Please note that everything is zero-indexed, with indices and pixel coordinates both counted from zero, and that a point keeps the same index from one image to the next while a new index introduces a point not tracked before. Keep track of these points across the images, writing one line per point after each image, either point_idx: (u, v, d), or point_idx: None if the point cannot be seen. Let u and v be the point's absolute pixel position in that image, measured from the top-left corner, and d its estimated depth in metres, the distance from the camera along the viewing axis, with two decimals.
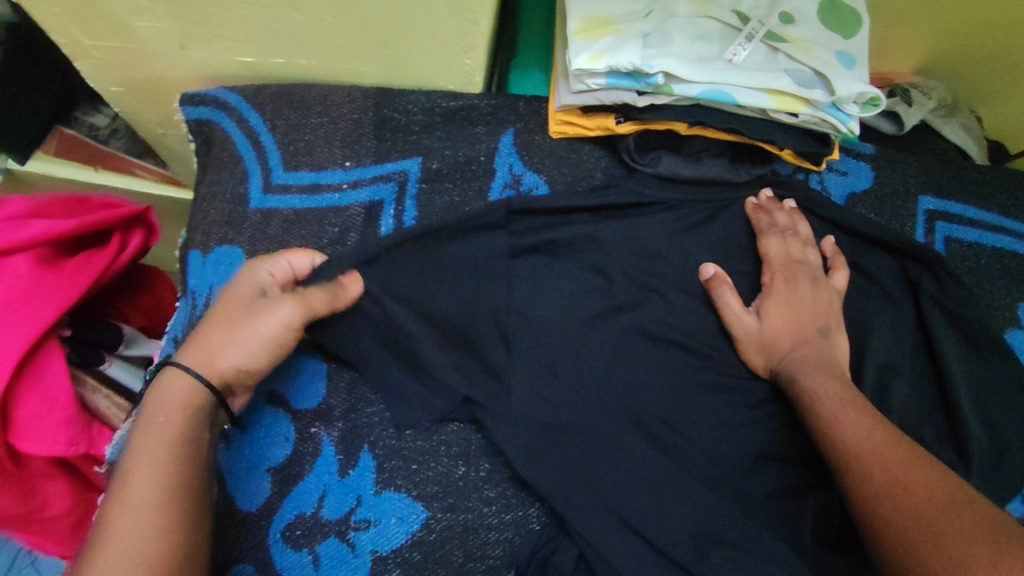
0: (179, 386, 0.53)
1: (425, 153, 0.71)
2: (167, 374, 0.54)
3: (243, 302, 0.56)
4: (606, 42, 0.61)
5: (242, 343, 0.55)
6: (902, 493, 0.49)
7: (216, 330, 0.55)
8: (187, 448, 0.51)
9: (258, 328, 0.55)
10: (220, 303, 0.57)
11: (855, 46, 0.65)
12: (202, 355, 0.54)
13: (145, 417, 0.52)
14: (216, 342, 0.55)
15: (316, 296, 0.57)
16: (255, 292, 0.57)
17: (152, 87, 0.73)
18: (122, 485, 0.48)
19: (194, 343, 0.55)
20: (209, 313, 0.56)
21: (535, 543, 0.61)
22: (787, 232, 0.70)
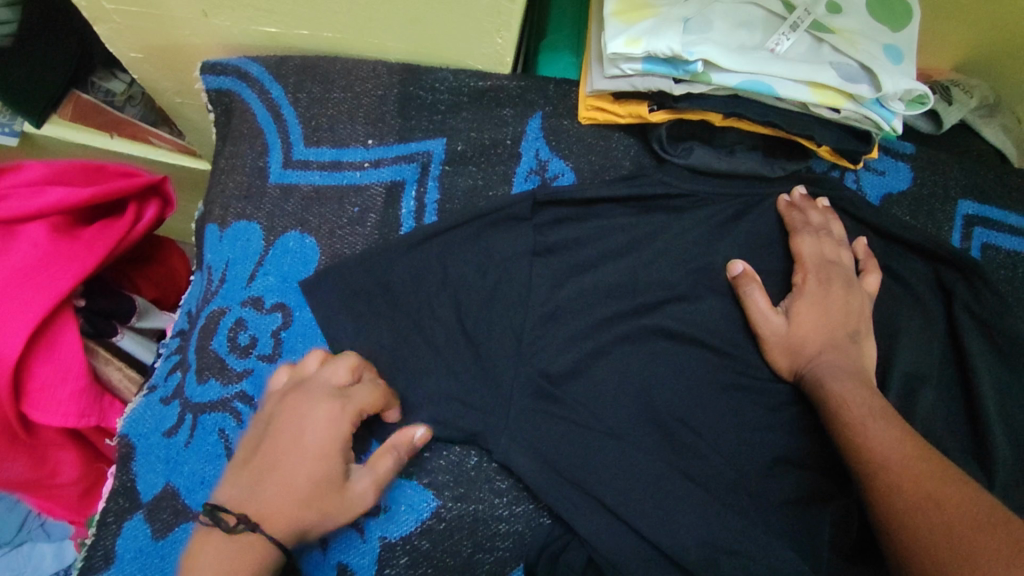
0: (240, 558, 0.47)
1: (450, 134, 0.69)
2: (231, 540, 0.47)
3: (327, 469, 0.51)
4: (645, 26, 0.58)
5: (324, 508, 0.50)
6: (932, 510, 0.46)
7: (300, 505, 0.49)
8: None
9: (342, 508, 0.51)
10: (306, 464, 0.50)
11: (904, 40, 0.62)
12: (282, 523, 0.49)
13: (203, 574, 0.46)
14: (298, 506, 0.49)
15: (390, 470, 0.54)
16: (343, 467, 0.52)
17: (174, 55, 0.71)
18: None
19: (274, 508, 0.49)
20: (280, 471, 0.50)
21: (546, 537, 0.60)
22: (822, 231, 0.68)
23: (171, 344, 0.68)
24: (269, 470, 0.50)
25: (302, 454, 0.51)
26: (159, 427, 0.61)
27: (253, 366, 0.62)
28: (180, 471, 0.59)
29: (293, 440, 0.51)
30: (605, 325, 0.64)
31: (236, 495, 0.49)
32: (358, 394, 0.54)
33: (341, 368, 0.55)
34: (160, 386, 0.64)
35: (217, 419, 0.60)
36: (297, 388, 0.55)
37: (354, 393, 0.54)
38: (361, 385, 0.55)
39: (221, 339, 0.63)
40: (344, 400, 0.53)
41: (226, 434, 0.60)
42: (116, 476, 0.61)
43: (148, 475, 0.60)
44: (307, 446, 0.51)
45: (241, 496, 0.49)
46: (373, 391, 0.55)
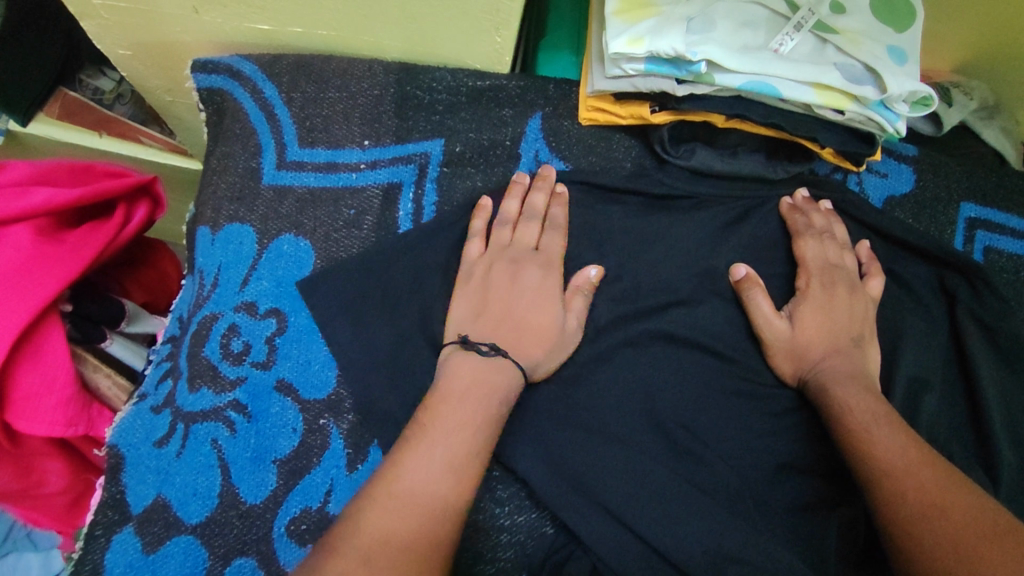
0: (491, 376, 0.53)
1: (448, 135, 0.68)
2: (485, 361, 0.54)
3: (546, 305, 0.58)
4: (647, 25, 0.57)
5: (548, 340, 0.57)
6: (938, 517, 0.46)
7: (528, 338, 0.56)
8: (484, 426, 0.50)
9: (563, 341, 0.58)
10: (531, 305, 0.58)
11: (908, 41, 0.61)
12: (521, 346, 0.56)
13: (457, 393, 0.51)
14: (527, 336, 0.56)
15: (582, 304, 0.60)
16: (558, 307, 0.59)
17: (164, 52, 0.69)
18: (439, 445, 0.47)
19: (515, 339, 0.56)
20: (505, 308, 0.58)
21: (548, 548, 0.58)
22: (825, 234, 0.67)
23: (161, 351, 0.66)
24: (496, 307, 0.58)
25: (522, 295, 0.58)
26: (149, 437, 0.60)
27: (246, 373, 0.60)
28: (172, 483, 0.58)
29: (514, 289, 0.58)
30: (607, 331, 0.63)
31: (479, 330, 0.56)
32: (548, 246, 0.62)
33: (533, 226, 0.62)
34: (150, 394, 0.62)
35: (209, 429, 0.58)
36: (505, 249, 0.61)
37: (544, 245, 0.62)
38: (550, 232, 0.62)
39: (213, 345, 0.61)
40: (541, 255, 0.61)
41: (218, 444, 0.58)
42: (105, 488, 0.59)
43: (138, 487, 0.58)
44: (529, 294, 0.58)
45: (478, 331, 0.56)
46: (561, 236, 0.63)
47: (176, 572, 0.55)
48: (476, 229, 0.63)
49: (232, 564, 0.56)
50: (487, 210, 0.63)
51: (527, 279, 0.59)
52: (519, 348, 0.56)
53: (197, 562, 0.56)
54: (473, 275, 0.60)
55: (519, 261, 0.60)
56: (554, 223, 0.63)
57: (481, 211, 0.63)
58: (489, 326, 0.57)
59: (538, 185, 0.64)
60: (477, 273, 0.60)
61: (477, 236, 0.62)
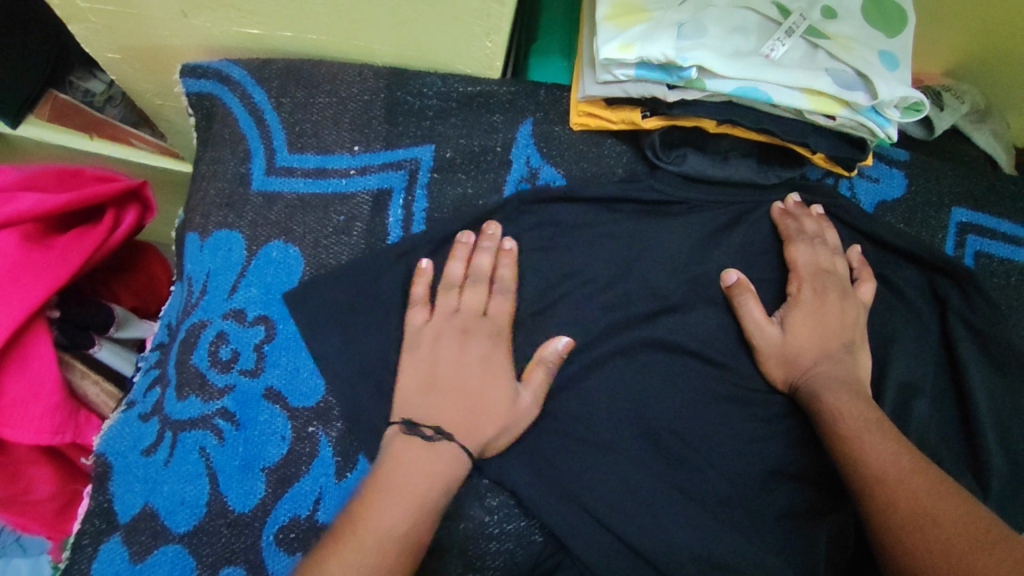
0: (436, 465, 0.51)
1: (439, 141, 0.67)
2: (427, 448, 0.51)
3: (497, 380, 0.56)
4: (638, 31, 0.57)
5: (500, 419, 0.55)
6: (930, 526, 0.45)
7: (476, 417, 0.54)
8: (421, 517, 0.48)
9: (515, 419, 0.56)
10: (481, 382, 0.56)
11: (899, 46, 0.61)
12: (468, 427, 0.53)
13: (397, 479, 0.49)
14: (474, 416, 0.54)
15: (542, 378, 0.58)
16: (510, 383, 0.56)
17: (153, 56, 0.69)
18: (371, 535, 0.46)
19: (462, 421, 0.53)
20: (453, 386, 0.55)
21: (537, 556, 0.58)
22: (816, 240, 0.67)
23: (150, 358, 0.65)
24: (444, 381, 0.55)
25: (471, 372, 0.56)
26: (137, 445, 0.60)
27: (235, 381, 0.60)
28: (160, 492, 0.57)
29: (463, 362, 0.56)
30: (598, 337, 0.62)
31: (425, 411, 0.54)
32: (496, 312, 0.60)
33: (481, 289, 0.60)
34: (139, 401, 0.62)
35: (197, 437, 0.58)
36: (451, 317, 0.59)
37: (492, 312, 0.60)
38: (499, 296, 0.60)
39: (201, 353, 0.60)
40: (489, 323, 0.59)
41: (207, 452, 0.58)
42: (92, 497, 0.58)
43: (125, 496, 0.58)
44: (477, 368, 0.56)
45: (423, 410, 0.54)
46: (510, 302, 0.61)
47: None
48: (418, 295, 0.60)
49: (220, 573, 0.55)
50: (428, 273, 0.60)
51: (477, 350, 0.57)
52: (465, 429, 0.53)
53: (185, 572, 0.55)
54: (418, 343, 0.58)
55: (468, 330, 0.58)
56: (503, 286, 0.61)
57: (421, 274, 0.61)
58: (431, 404, 0.54)
59: (484, 244, 0.62)
60: (422, 342, 0.58)
61: (420, 302, 0.60)
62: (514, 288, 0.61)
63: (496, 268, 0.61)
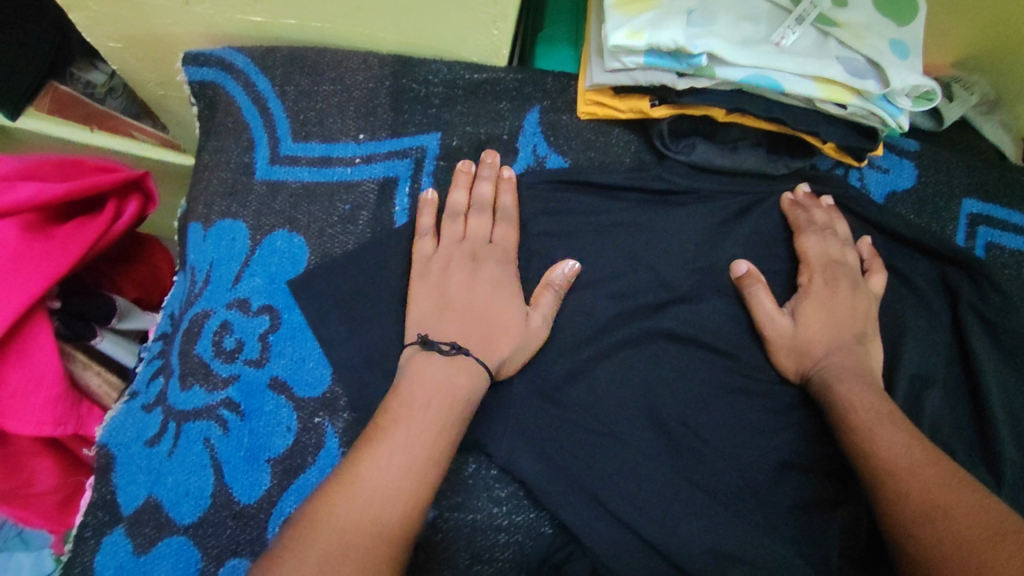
0: (457, 374, 0.52)
1: (445, 129, 0.67)
2: (447, 361, 0.53)
3: (508, 299, 0.58)
4: (647, 17, 0.56)
5: (517, 335, 0.56)
6: (943, 519, 0.45)
7: (491, 332, 0.56)
8: (450, 422, 0.50)
9: (528, 337, 0.57)
10: (492, 302, 0.57)
11: (911, 35, 0.60)
12: (484, 341, 0.55)
13: (422, 388, 0.51)
14: (490, 333, 0.56)
15: (551, 301, 0.59)
16: (520, 304, 0.58)
17: (155, 45, 0.68)
18: (404, 437, 0.48)
19: (478, 337, 0.55)
20: (465, 304, 0.57)
21: (546, 548, 0.57)
22: (827, 230, 0.66)
23: (152, 349, 0.65)
24: (456, 300, 0.57)
25: (481, 291, 0.58)
26: (140, 436, 0.59)
27: (239, 371, 0.59)
28: (164, 483, 0.56)
29: (473, 284, 0.58)
30: (606, 328, 0.62)
31: (442, 329, 0.56)
32: (502, 239, 0.61)
33: (485, 218, 0.62)
34: (141, 392, 0.61)
35: (201, 428, 0.57)
36: (459, 245, 0.60)
37: (498, 238, 0.61)
38: (503, 223, 0.62)
39: (205, 343, 0.60)
40: (496, 249, 0.60)
41: (211, 443, 0.57)
42: (95, 488, 0.58)
43: (129, 487, 0.57)
44: (489, 290, 0.58)
45: (438, 328, 0.56)
46: (514, 229, 0.62)
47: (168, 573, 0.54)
48: (425, 225, 0.61)
49: (226, 565, 0.54)
50: (433, 203, 0.62)
51: (487, 273, 0.59)
52: (480, 341, 0.55)
53: (190, 564, 0.54)
54: (427, 271, 0.59)
55: (477, 256, 0.60)
56: (506, 213, 0.62)
57: (427, 204, 0.62)
58: (446, 322, 0.56)
59: (484, 173, 0.64)
60: (433, 269, 0.59)
61: (428, 232, 0.61)
62: (517, 216, 0.62)
63: (498, 197, 0.63)
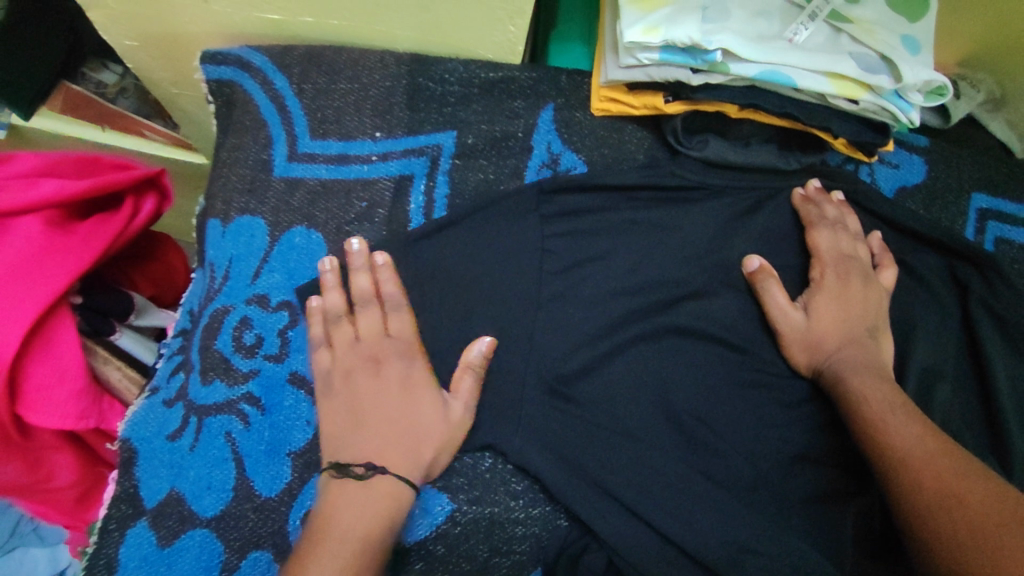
0: (375, 499, 0.51)
1: (461, 127, 0.67)
2: (362, 485, 0.51)
3: (416, 397, 0.55)
4: (662, 14, 0.56)
5: (435, 436, 0.55)
6: (957, 506, 0.45)
7: (408, 442, 0.54)
8: (368, 554, 0.48)
9: (452, 432, 0.55)
10: (404, 408, 0.55)
11: (922, 30, 0.61)
12: (402, 456, 0.53)
13: (336, 523, 0.49)
14: (409, 449, 0.54)
15: (471, 386, 0.56)
16: (436, 395, 0.55)
17: (174, 44, 0.69)
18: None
19: (395, 451, 0.53)
20: (369, 423, 0.54)
21: (563, 540, 0.58)
22: (838, 225, 0.67)
23: (173, 344, 0.66)
24: (360, 415, 0.55)
25: (384, 403, 0.55)
26: (162, 430, 0.60)
27: (259, 366, 0.59)
28: (185, 476, 0.57)
29: (381, 390, 0.55)
30: (621, 323, 0.62)
31: (354, 448, 0.53)
32: (399, 330, 0.58)
33: (374, 314, 0.58)
34: (163, 387, 0.62)
35: (222, 422, 0.58)
36: (356, 351, 0.57)
37: (394, 331, 0.58)
38: (395, 313, 0.58)
39: (225, 338, 0.60)
40: (395, 344, 0.57)
41: (231, 437, 0.58)
42: (118, 482, 0.58)
43: (151, 481, 0.58)
44: (397, 394, 0.55)
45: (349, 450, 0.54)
46: (409, 314, 0.58)
47: (192, 565, 0.55)
48: (318, 336, 0.58)
49: (248, 557, 0.55)
50: (319, 311, 0.59)
51: (389, 379, 0.56)
52: (395, 455, 0.53)
53: (213, 556, 0.55)
54: (331, 384, 0.57)
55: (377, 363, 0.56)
56: (394, 303, 0.58)
57: (314, 314, 0.59)
58: (352, 443, 0.54)
59: (356, 263, 0.59)
60: (336, 383, 0.57)
61: (321, 342, 0.58)
62: (406, 300, 0.59)
63: (378, 286, 0.59)
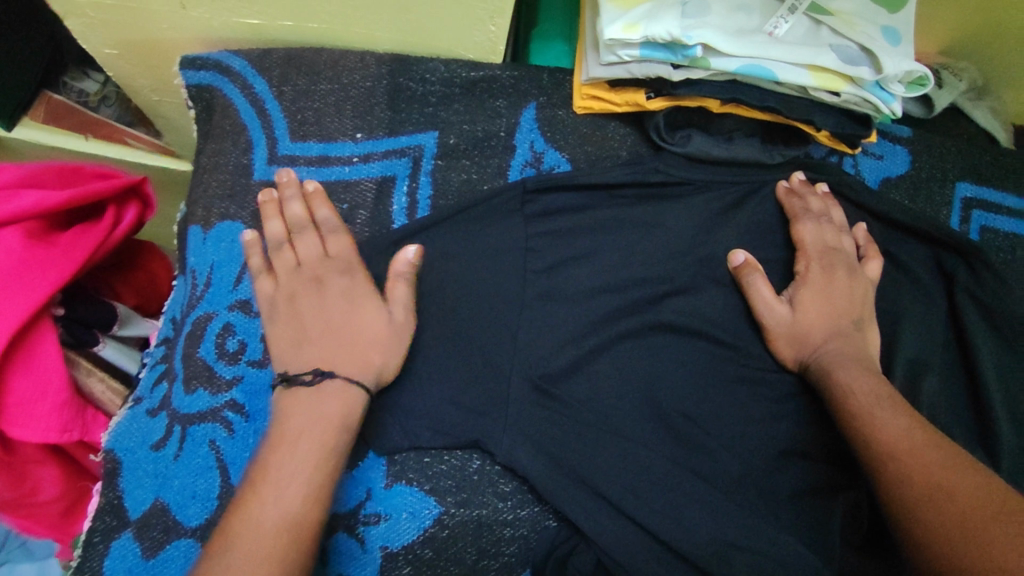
0: (328, 404, 0.50)
1: (442, 127, 0.67)
2: (313, 392, 0.50)
3: (356, 304, 0.54)
4: (642, 10, 0.56)
5: (382, 341, 0.54)
6: (944, 499, 0.45)
7: (356, 347, 0.53)
8: (327, 457, 0.48)
9: (398, 336, 0.55)
10: (347, 317, 0.54)
11: (902, 21, 0.61)
12: (350, 360, 0.52)
13: (289, 434, 0.48)
14: (357, 357, 0.52)
15: (406, 293, 0.56)
16: (377, 304, 0.55)
17: (152, 49, 0.68)
18: (277, 486, 0.46)
19: (343, 356, 0.52)
20: (313, 335, 0.53)
21: (552, 541, 0.57)
22: (822, 217, 0.67)
23: (156, 353, 0.65)
24: (304, 330, 0.54)
25: (325, 315, 0.54)
26: (146, 440, 0.59)
27: (243, 372, 0.59)
28: (170, 486, 0.56)
29: (324, 304, 0.54)
30: (606, 321, 0.62)
31: (301, 362, 0.52)
32: (337, 251, 0.57)
33: (309, 235, 0.58)
34: (146, 398, 0.61)
35: (206, 430, 0.57)
36: (297, 275, 0.56)
37: (334, 251, 0.57)
38: (332, 235, 0.58)
39: (208, 346, 0.60)
40: (335, 263, 0.57)
41: (216, 445, 0.57)
42: (101, 493, 0.57)
43: (135, 492, 0.57)
44: (339, 303, 0.54)
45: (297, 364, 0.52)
46: (346, 236, 0.58)
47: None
48: (257, 266, 0.58)
49: None
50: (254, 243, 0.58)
51: (329, 291, 0.55)
52: (341, 359, 0.52)
53: None
54: (274, 309, 0.56)
55: (316, 282, 0.55)
56: (329, 225, 0.58)
57: (250, 247, 0.58)
58: (297, 355, 0.53)
59: (287, 193, 0.59)
60: (279, 307, 0.56)
61: (260, 273, 0.58)
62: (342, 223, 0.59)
63: (312, 212, 0.59)
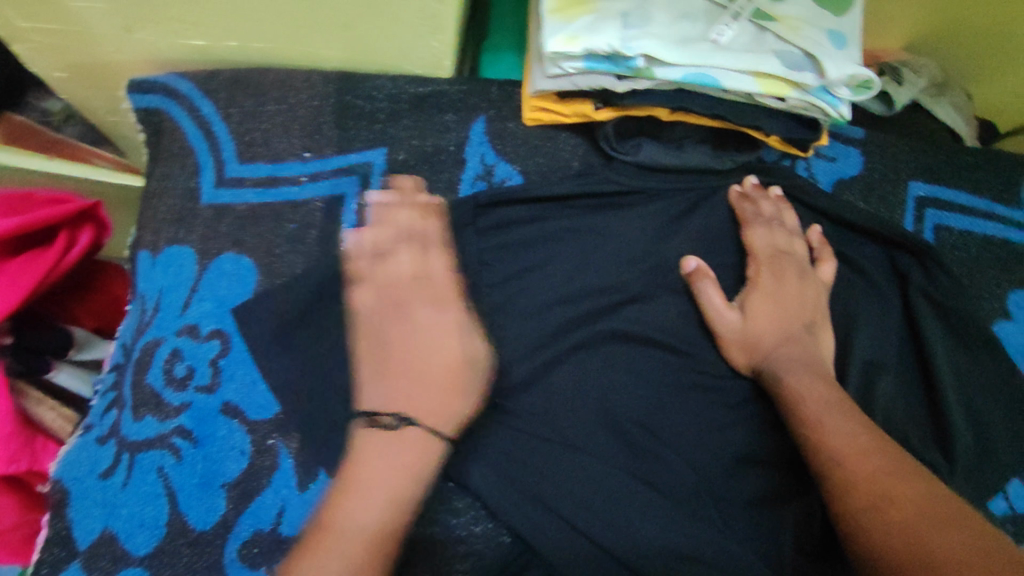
0: (406, 449, 0.49)
1: (391, 143, 0.67)
2: (393, 437, 0.49)
3: (445, 341, 0.54)
4: (583, 23, 0.56)
5: (461, 385, 0.53)
6: (887, 508, 0.45)
7: (442, 390, 0.52)
8: (399, 506, 0.47)
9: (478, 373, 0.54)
10: (430, 352, 0.53)
11: (847, 26, 0.61)
12: (434, 407, 0.51)
13: (364, 478, 0.47)
14: (434, 403, 0.51)
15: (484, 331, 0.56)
16: (463, 341, 0.54)
17: (100, 73, 0.68)
18: (344, 529, 0.45)
19: (421, 400, 0.51)
20: (392, 369, 0.52)
21: (505, 558, 0.56)
22: (774, 222, 0.67)
23: (106, 381, 0.64)
24: (387, 369, 0.52)
25: (410, 351, 0.53)
26: (94, 469, 0.58)
27: (191, 398, 0.58)
28: (118, 515, 0.56)
29: (414, 336, 0.53)
30: (558, 333, 0.62)
31: (379, 399, 0.51)
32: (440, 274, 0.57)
33: (414, 251, 0.57)
34: (95, 425, 0.61)
35: (154, 457, 0.57)
36: (384, 297, 0.55)
37: (433, 271, 0.57)
38: (434, 251, 0.58)
39: (156, 372, 0.59)
40: (431, 285, 0.56)
41: (164, 471, 0.57)
42: (50, 525, 0.57)
43: (83, 522, 0.57)
44: (432, 337, 0.53)
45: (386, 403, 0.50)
46: (443, 252, 0.58)
47: None
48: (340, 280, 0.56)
49: None
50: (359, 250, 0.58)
51: (418, 324, 0.54)
52: (427, 400, 0.51)
53: None
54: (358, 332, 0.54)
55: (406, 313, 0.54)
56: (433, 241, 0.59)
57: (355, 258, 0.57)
58: (383, 390, 0.51)
59: (404, 198, 0.60)
60: (361, 331, 0.54)
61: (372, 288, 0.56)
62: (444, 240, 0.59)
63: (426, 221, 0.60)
